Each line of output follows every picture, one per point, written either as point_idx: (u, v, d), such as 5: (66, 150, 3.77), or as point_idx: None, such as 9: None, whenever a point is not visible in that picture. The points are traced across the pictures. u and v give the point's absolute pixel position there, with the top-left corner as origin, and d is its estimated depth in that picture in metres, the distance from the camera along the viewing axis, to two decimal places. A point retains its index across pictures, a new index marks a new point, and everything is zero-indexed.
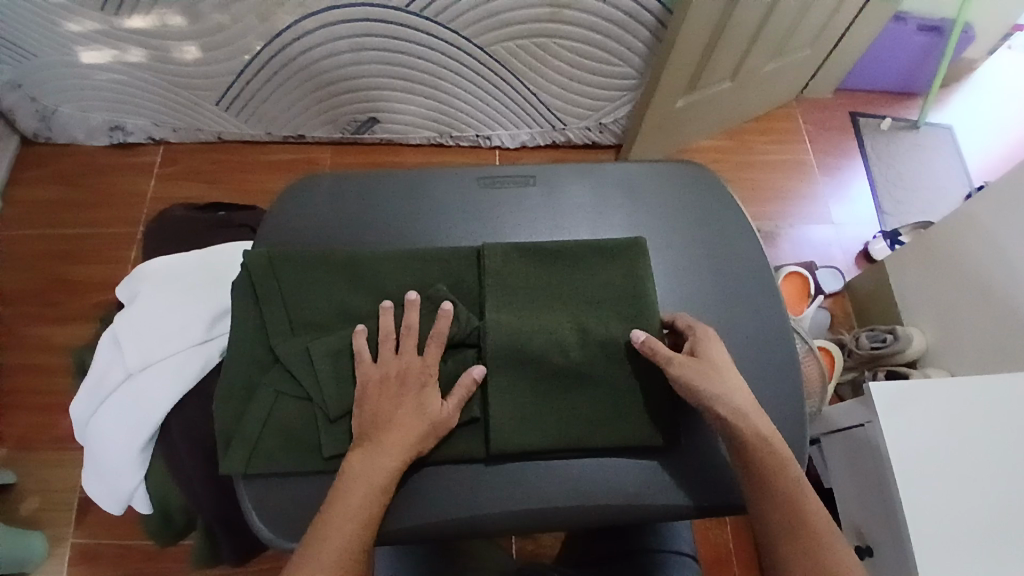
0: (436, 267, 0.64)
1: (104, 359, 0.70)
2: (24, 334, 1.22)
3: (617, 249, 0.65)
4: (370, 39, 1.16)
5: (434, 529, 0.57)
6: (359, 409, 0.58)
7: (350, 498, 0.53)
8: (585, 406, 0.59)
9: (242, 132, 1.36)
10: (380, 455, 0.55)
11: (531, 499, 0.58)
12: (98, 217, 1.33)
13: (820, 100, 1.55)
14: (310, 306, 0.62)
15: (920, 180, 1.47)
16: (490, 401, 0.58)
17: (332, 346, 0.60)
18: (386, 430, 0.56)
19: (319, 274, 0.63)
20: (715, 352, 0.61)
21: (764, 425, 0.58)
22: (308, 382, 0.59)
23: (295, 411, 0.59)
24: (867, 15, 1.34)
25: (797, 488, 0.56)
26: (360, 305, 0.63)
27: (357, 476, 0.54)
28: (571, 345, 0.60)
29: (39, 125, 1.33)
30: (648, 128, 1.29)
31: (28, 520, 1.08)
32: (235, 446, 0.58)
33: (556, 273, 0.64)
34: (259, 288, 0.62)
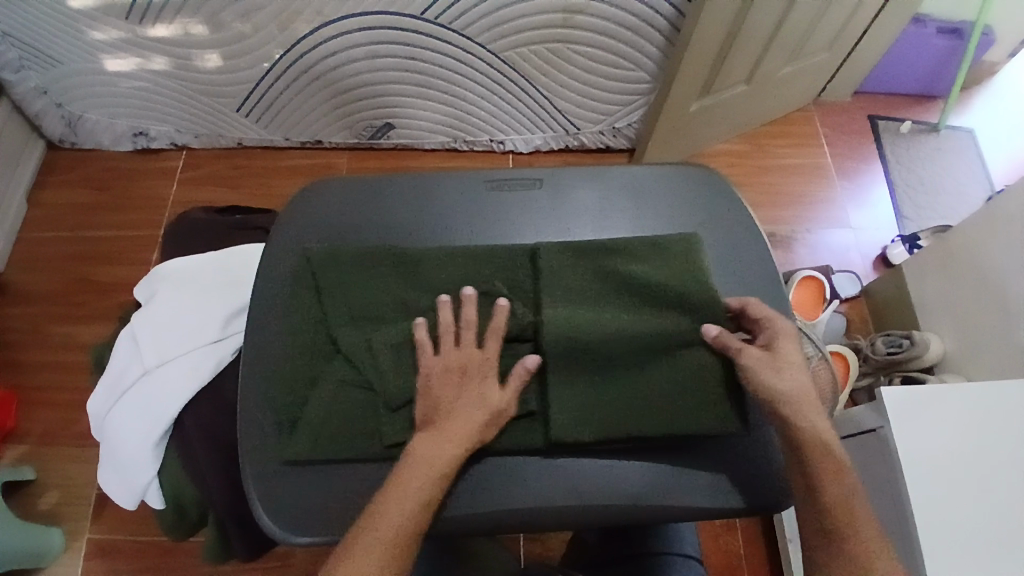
0: (491, 263, 0.65)
1: (120, 357, 0.72)
2: (48, 334, 1.25)
3: (674, 243, 0.65)
4: (386, 46, 1.18)
5: (488, 517, 0.58)
6: (422, 399, 0.59)
7: (412, 481, 0.54)
8: (648, 399, 0.59)
9: (261, 138, 1.38)
10: (444, 441, 0.56)
11: (586, 492, 0.59)
12: (121, 220, 1.36)
13: (838, 104, 1.54)
14: (366, 300, 0.63)
15: (940, 183, 1.44)
16: (550, 392, 0.59)
17: (391, 337, 0.61)
18: (446, 421, 0.57)
19: (377, 268, 0.64)
20: (785, 350, 0.61)
21: (823, 426, 0.58)
22: (368, 372, 0.60)
23: (356, 400, 0.60)
24: (885, 18, 1.33)
25: (851, 497, 0.56)
26: (417, 299, 0.64)
27: (417, 466, 0.55)
28: (632, 337, 0.60)
29: (66, 130, 1.37)
30: (661, 132, 1.29)
31: (48, 514, 1.11)
32: (300, 432, 0.59)
33: (618, 266, 0.64)
34: (321, 283, 0.64)
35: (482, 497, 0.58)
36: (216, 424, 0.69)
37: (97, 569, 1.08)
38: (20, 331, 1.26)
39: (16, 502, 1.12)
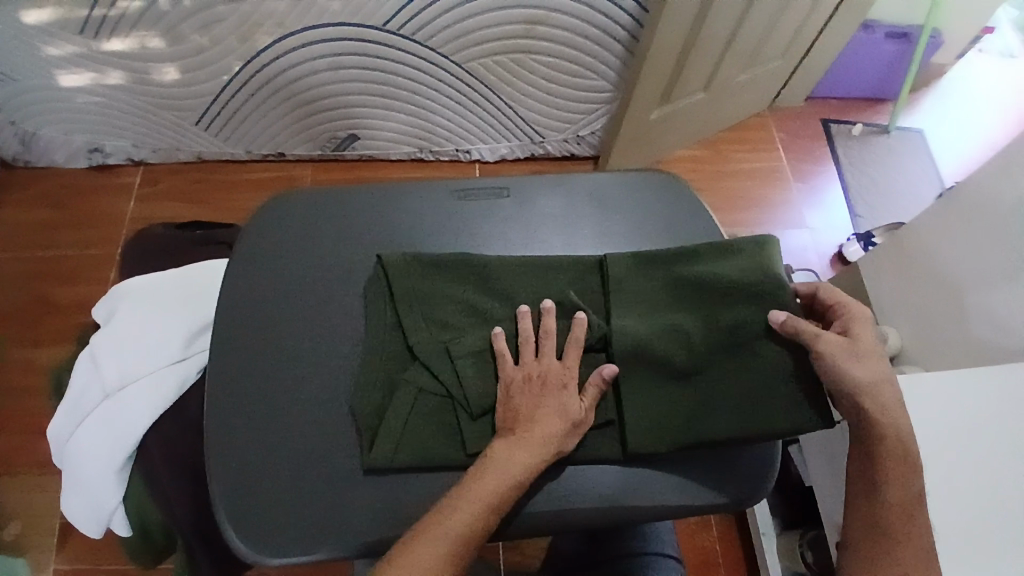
0: (565, 274, 0.66)
1: (80, 380, 0.70)
2: (3, 358, 1.21)
3: (745, 246, 0.66)
4: (348, 58, 1.17)
5: (553, 519, 0.59)
6: (504, 405, 0.59)
7: (486, 481, 0.54)
8: (723, 402, 0.61)
9: (223, 151, 1.36)
10: (522, 447, 0.56)
11: (651, 494, 0.60)
12: (79, 238, 1.32)
13: (793, 109, 1.58)
14: (440, 311, 0.63)
15: (892, 183, 1.50)
16: (625, 403, 0.60)
17: (471, 346, 0.62)
18: (527, 426, 0.57)
19: (449, 278, 0.65)
20: (867, 340, 0.62)
21: (900, 425, 0.59)
22: (450, 380, 0.60)
23: (435, 407, 0.60)
24: (834, 25, 1.37)
25: (912, 500, 0.58)
26: (495, 308, 0.64)
27: (495, 470, 0.55)
28: (699, 342, 0.62)
29: (19, 148, 1.33)
30: (625, 139, 1.31)
31: (7, 546, 1.07)
32: (381, 438, 0.58)
33: (687, 271, 0.65)
34: (395, 289, 0.64)
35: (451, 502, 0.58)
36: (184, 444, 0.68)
37: None
38: None
39: None
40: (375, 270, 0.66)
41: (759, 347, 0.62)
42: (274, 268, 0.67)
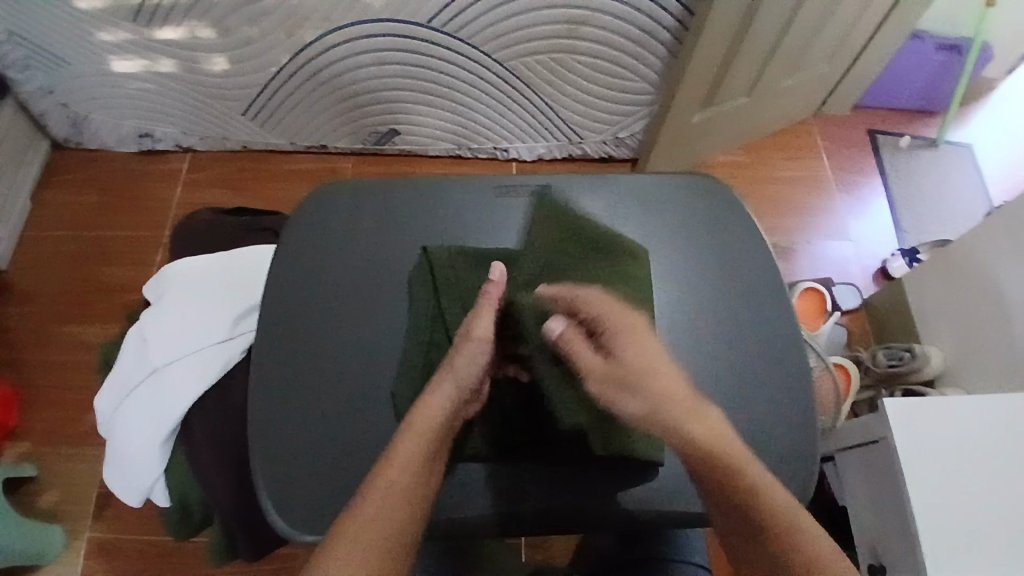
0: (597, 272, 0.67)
1: (129, 356, 0.72)
2: (52, 333, 1.25)
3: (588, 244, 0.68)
4: (391, 54, 1.19)
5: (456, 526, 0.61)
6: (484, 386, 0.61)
7: (378, 497, 0.51)
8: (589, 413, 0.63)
9: (267, 142, 1.39)
10: (403, 455, 0.54)
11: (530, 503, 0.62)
12: (127, 221, 1.36)
13: (838, 117, 1.55)
14: (505, 288, 0.65)
15: (939, 197, 1.46)
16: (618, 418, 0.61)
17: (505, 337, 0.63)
18: (411, 419, 0.56)
19: (517, 261, 0.67)
20: (640, 353, 0.58)
21: (713, 421, 0.55)
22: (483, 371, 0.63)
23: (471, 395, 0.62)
24: (885, 33, 1.34)
25: (760, 490, 0.52)
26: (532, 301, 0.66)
27: (397, 461, 0.53)
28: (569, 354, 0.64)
29: (71, 130, 1.38)
30: (665, 142, 1.30)
31: (46, 513, 1.11)
32: None
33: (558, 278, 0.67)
34: (438, 279, 0.66)
35: (477, 501, 0.61)
36: (223, 424, 0.70)
37: (94, 569, 1.07)
38: (23, 329, 1.26)
39: (16, 499, 1.12)
40: (420, 257, 0.68)
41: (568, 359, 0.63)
42: (318, 257, 0.69)
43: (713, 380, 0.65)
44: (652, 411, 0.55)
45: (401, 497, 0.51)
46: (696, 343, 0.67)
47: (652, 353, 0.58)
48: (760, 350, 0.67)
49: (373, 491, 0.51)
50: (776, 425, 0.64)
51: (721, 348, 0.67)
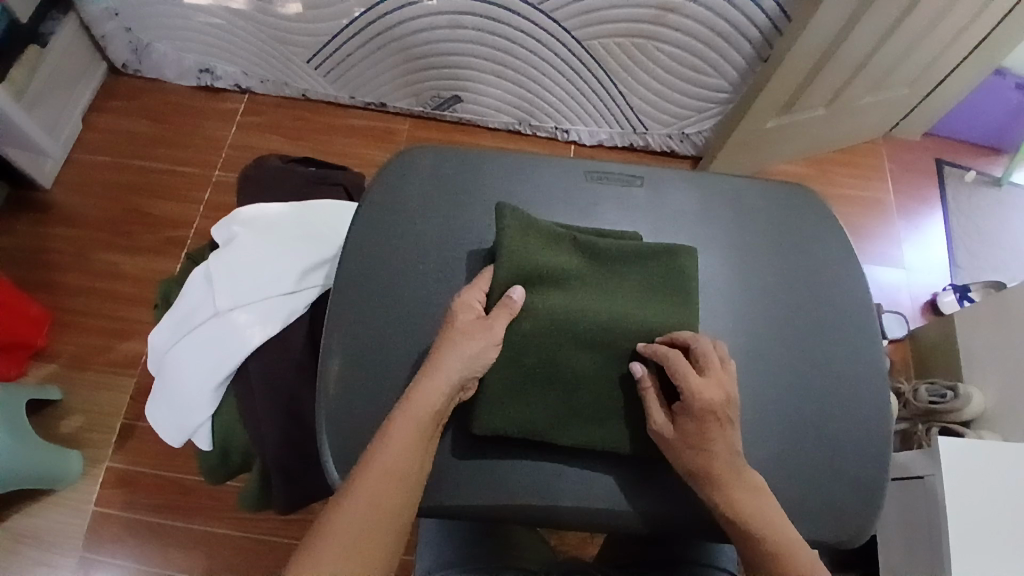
0: (654, 268, 0.64)
1: (192, 295, 0.71)
2: (91, 257, 1.25)
3: (655, 252, 0.65)
4: (469, 18, 1.16)
5: (486, 510, 0.59)
6: (517, 367, 0.60)
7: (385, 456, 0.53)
8: (605, 415, 0.60)
9: (328, 93, 1.37)
10: (407, 417, 0.55)
11: (569, 495, 0.60)
12: (177, 155, 1.34)
13: (908, 142, 1.51)
14: (534, 278, 0.62)
15: (998, 239, 1.42)
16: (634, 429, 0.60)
17: (550, 312, 0.60)
18: (404, 407, 0.55)
19: (554, 250, 0.64)
20: (708, 431, 0.56)
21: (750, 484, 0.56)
22: (524, 341, 0.60)
23: (506, 365, 0.60)
24: (971, 63, 1.30)
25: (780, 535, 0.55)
26: (580, 278, 0.63)
27: (389, 449, 0.53)
28: (603, 353, 0.61)
29: (131, 56, 1.36)
30: (733, 144, 1.27)
31: (68, 438, 1.11)
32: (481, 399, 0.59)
33: (605, 273, 0.64)
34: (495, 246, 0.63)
35: (553, 492, 0.60)
36: (282, 375, 0.69)
37: (113, 498, 1.08)
38: (62, 251, 1.25)
39: (39, 420, 1.12)
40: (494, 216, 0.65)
41: (602, 362, 0.61)
42: (401, 221, 0.68)
43: (791, 394, 0.64)
44: (695, 474, 0.57)
45: (394, 481, 0.53)
46: (774, 355, 0.66)
47: (720, 438, 0.56)
48: (844, 375, 0.65)
49: (369, 471, 0.53)
50: (846, 445, 0.63)
51: (801, 365, 0.65)
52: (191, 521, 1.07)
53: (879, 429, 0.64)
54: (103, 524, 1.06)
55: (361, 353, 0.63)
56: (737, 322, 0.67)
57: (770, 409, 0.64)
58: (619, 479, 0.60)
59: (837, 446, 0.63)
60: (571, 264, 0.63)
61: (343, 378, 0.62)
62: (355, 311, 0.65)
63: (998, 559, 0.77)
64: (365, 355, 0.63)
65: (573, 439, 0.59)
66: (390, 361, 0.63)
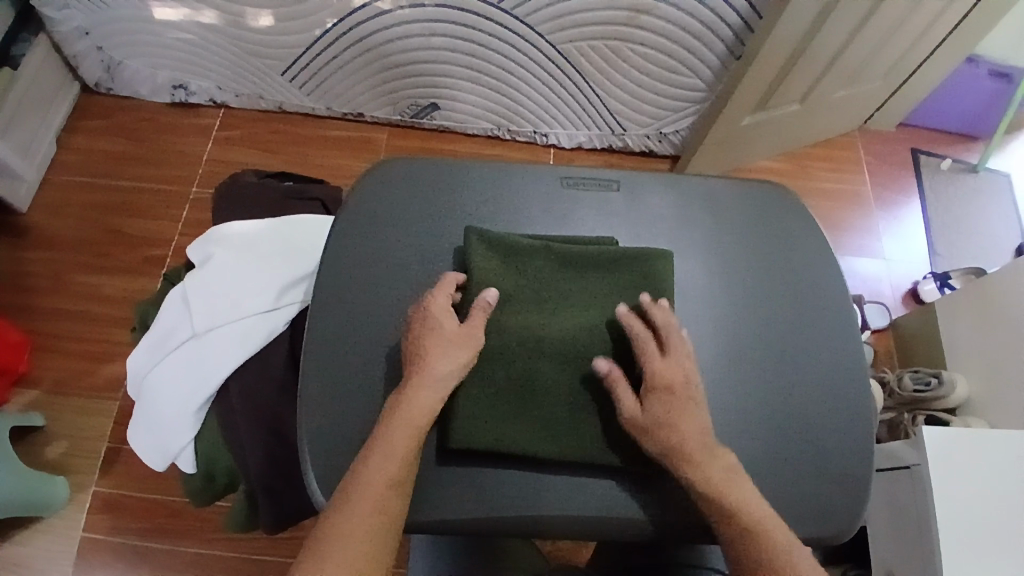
0: (625, 272, 0.65)
1: (169, 316, 0.70)
2: (70, 280, 1.23)
3: (627, 257, 0.66)
4: (443, 25, 1.16)
5: (472, 524, 0.58)
6: (495, 378, 0.61)
7: (372, 477, 0.53)
8: (584, 422, 0.60)
9: (304, 105, 1.36)
10: (392, 435, 0.55)
11: (556, 505, 0.59)
12: (154, 172, 1.33)
13: (883, 133, 1.53)
14: (501, 294, 0.63)
15: (976, 226, 1.44)
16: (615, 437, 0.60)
17: (519, 325, 0.62)
18: (394, 413, 0.56)
19: (522, 262, 0.65)
20: (673, 408, 0.57)
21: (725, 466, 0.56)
22: (496, 354, 0.61)
23: (479, 380, 0.61)
24: (942, 53, 1.31)
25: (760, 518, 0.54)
26: (551, 289, 0.64)
27: (383, 456, 0.54)
28: (577, 360, 0.62)
29: (103, 75, 1.34)
30: (711, 142, 1.28)
31: (53, 464, 1.09)
32: (458, 414, 0.59)
33: (574, 280, 0.65)
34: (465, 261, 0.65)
35: (540, 501, 0.59)
36: (261, 394, 0.68)
37: (101, 523, 1.06)
38: (40, 275, 1.23)
39: (22, 448, 1.10)
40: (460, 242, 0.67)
41: (578, 371, 0.62)
42: (378, 235, 0.68)
43: (773, 392, 0.65)
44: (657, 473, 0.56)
45: (385, 498, 0.53)
46: (755, 354, 0.66)
47: (686, 414, 0.57)
48: (826, 371, 0.66)
49: (356, 490, 0.53)
50: (829, 442, 0.63)
51: (781, 363, 0.66)
52: (178, 544, 1.06)
53: (861, 424, 0.64)
54: (90, 551, 1.05)
55: (341, 370, 0.63)
56: (718, 324, 0.67)
57: (752, 408, 0.64)
58: (600, 484, 0.60)
59: (820, 442, 0.63)
60: (543, 276, 0.65)
61: (323, 396, 0.62)
62: (333, 328, 0.64)
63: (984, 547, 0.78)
64: (345, 370, 0.63)
65: (556, 449, 0.59)
66: (371, 376, 0.63)
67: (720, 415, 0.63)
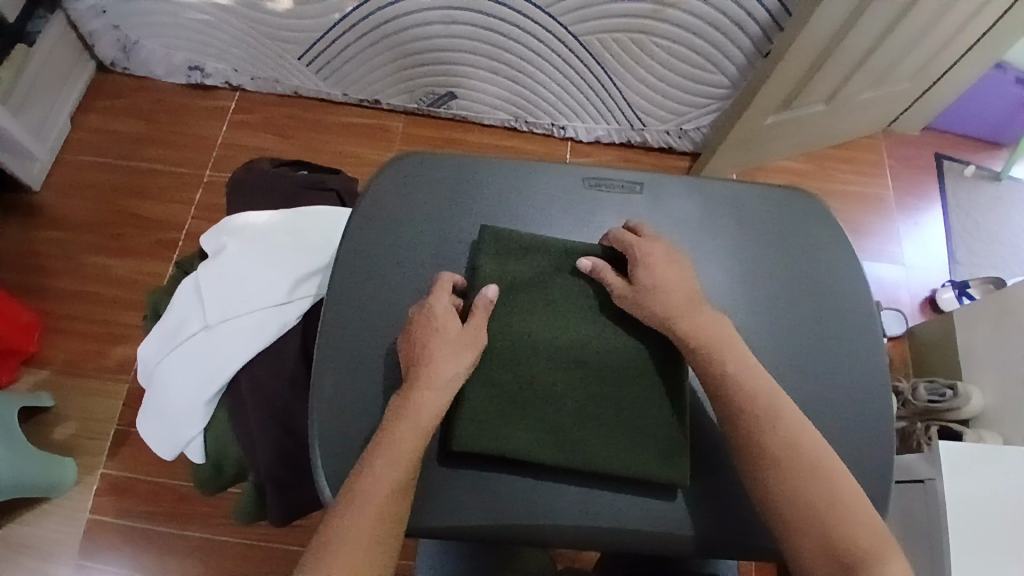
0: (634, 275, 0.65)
1: (181, 307, 0.69)
2: (81, 260, 1.23)
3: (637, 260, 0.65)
4: (463, 13, 1.14)
5: (483, 532, 0.58)
6: (502, 380, 0.60)
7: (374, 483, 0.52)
8: (590, 427, 0.59)
9: (319, 90, 1.34)
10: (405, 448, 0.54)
11: (565, 513, 0.58)
12: (167, 154, 1.32)
13: (907, 137, 1.50)
14: (511, 292, 0.63)
15: (997, 235, 1.41)
16: (620, 444, 0.59)
17: (526, 325, 0.62)
18: (397, 427, 0.55)
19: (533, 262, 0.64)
20: (665, 275, 0.61)
21: (770, 444, 0.54)
22: (502, 355, 0.61)
23: (484, 382, 0.60)
24: (971, 57, 1.28)
25: (808, 499, 0.52)
26: (560, 289, 0.64)
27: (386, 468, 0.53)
28: (584, 363, 0.61)
29: (119, 54, 1.33)
30: (732, 141, 1.26)
31: (62, 445, 1.10)
32: (464, 418, 0.58)
33: (584, 281, 0.64)
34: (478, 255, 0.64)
35: (551, 511, 0.58)
36: (273, 389, 0.67)
37: (109, 505, 1.07)
38: (52, 255, 1.23)
39: (32, 427, 1.11)
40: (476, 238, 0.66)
41: (583, 374, 0.61)
42: (395, 231, 0.67)
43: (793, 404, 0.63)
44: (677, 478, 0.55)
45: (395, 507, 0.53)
46: (775, 367, 0.64)
47: (675, 274, 0.61)
48: (850, 386, 0.64)
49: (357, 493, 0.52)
50: (849, 455, 0.62)
51: (803, 375, 0.64)
52: (185, 528, 1.06)
53: (883, 438, 0.63)
54: (97, 532, 1.05)
55: (354, 369, 0.62)
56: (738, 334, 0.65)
57: None
58: (614, 497, 0.59)
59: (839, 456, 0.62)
60: (552, 275, 0.64)
61: (335, 393, 0.61)
62: (347, 324, 0.63)
63: (998, 566, 0.76)
64: (359, 369, 0.62)
65: (559, 454, 0.58)
66: (385, 375, 0.62)
67: None
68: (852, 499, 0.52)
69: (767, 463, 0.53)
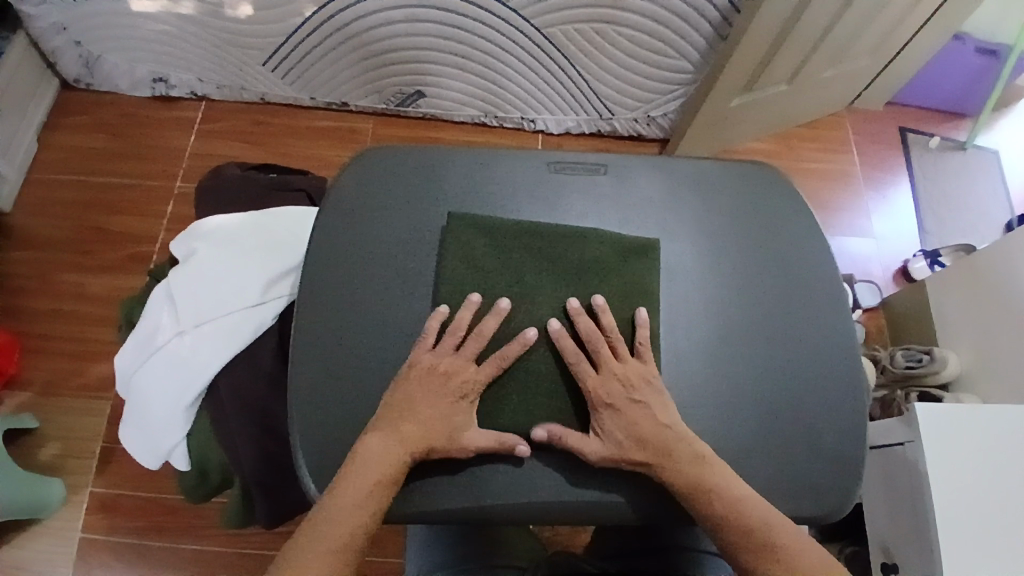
0: (611, 247, 0.66)
1: (153, 314, 0.69)
2: (55, 280, 1.21)
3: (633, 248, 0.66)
4: (425, 10, 1.14)
5: (469, 512, 0.59)
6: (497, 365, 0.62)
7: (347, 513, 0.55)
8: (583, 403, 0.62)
9: (287, 96, 1.34)
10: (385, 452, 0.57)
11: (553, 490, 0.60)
12: (138, 168, 1.31)
13: (871, 113, 1.53)
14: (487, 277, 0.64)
15: (964, 203, 1.44)
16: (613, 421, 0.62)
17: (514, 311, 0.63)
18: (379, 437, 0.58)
19: (507, 244, 0.65)
20: (636, 420, 0.60)
21: (688, 455, 0.59)
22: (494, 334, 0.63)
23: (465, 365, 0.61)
24: (928, 30, 1.31)
25: (762, 538, 0.56)
26: (536, 271, 0.65)
27: (357, 477, 0.56)
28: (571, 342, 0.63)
29: (82, 70, 1.32)
30: (700, 125, 1.27)
31: (47, 466, 1.08)
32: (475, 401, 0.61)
33: (559, 258, 0.65)
34: (461, 241, 0.65)
35: (538, 491, 0.60)
36: (252, 391, 0.67)
37: (98, 524, 1.06)
38: (24, 276, 1.21)
39: (15, 451, 1.09)
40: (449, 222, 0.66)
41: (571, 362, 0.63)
42: (365, 226, 0.67)
43: (766, 372, 0.64)
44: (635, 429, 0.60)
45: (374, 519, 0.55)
46: (747, 336, 0.66)
47: (644, 418, 0.60)
48: (819, 351, 0.66)
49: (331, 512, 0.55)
50: (821, 418, 0.64)
51: (774, 344, 0.65)
52: (177, 540, 1.05)
53: (856, 398, 0.65)
54: (88, 552, 1.04)
55: (329, 364, 0.62)
56: (709, 307, 0.67)
57: (743, 391, 0.64)
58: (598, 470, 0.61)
59: (813, 420, 0.63)
60: (538, 258, 0.65)
61: (313, 390, 0.61)
62: (320, 321, 0.63)
63: (978, 520, 0.78)
64: (334, 365, 0.62)
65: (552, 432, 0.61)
66: (362, 367, 0.62)
67: (715, 395, 0.63)
68: (802, 537, 0.56)
69: (719, 506, 0.57)
